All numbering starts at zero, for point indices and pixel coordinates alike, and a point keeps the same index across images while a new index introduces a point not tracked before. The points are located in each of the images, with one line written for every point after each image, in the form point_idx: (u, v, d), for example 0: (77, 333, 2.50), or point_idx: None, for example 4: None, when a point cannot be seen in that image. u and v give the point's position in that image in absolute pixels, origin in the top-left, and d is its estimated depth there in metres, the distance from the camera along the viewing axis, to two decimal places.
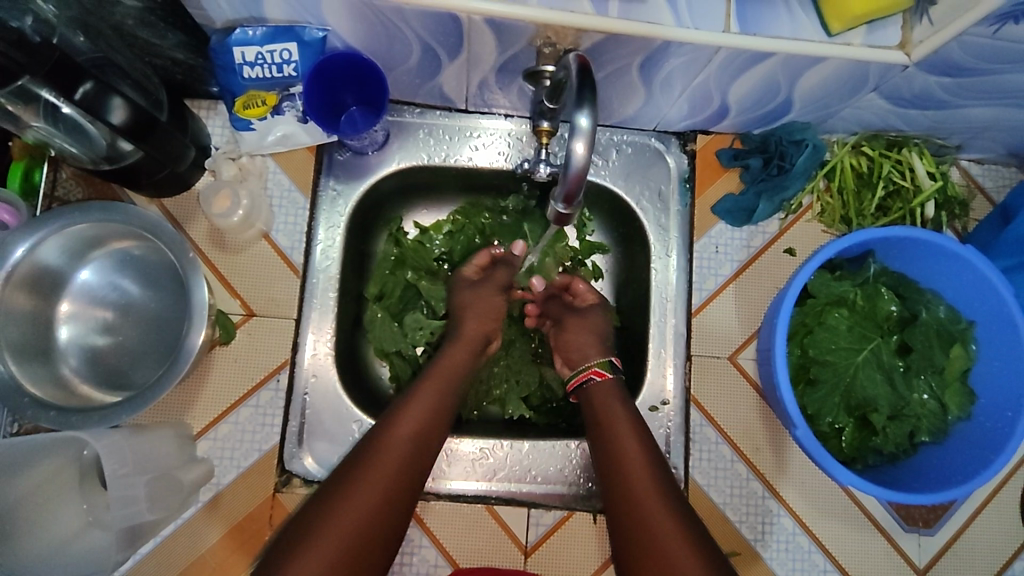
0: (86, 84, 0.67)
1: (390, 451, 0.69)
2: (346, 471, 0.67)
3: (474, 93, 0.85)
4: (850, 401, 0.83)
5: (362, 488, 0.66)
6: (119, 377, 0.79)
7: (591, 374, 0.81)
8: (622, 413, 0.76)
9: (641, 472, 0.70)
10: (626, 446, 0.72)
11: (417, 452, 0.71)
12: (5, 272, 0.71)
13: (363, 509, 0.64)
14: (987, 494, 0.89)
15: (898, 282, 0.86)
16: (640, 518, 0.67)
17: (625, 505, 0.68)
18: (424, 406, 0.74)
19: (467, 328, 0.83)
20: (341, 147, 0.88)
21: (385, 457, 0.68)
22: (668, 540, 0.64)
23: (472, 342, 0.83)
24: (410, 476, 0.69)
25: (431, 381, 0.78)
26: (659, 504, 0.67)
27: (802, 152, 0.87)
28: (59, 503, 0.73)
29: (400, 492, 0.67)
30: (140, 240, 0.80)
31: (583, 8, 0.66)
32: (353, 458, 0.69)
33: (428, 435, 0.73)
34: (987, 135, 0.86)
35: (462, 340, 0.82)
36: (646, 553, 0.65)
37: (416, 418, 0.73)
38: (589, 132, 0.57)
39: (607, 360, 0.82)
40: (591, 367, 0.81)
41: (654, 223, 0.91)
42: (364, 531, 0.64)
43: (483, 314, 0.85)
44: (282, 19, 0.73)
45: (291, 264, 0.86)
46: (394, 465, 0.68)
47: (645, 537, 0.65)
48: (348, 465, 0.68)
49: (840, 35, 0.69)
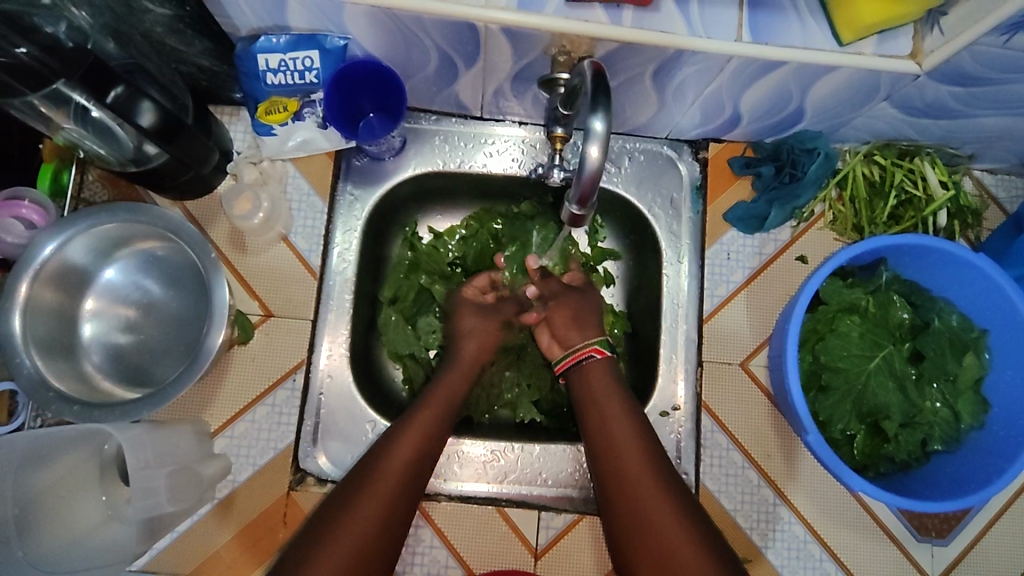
0: (117, 88, 0.70)
1: (394, 463, 0.71)
2: (354, 481, 0.70)
3: (489, 101, 0.87)
4: (862, 408, 0.83)
5: (370, 498, 0.68)
6: (140, 374, 0.81)
7: (591, 352, 0.81)
8: (624, 415, 0.76)
9: (645, 479, 0.70)
10: (626, 445, 0.73)
11: (420, 463, 0.73)
12: (34, 268, 0.74)
13: (372, 518, 0.67)
14: (1000, 506, 0.89)
15: (911, 290, 0.86)
16: (644, 518, 0.68)
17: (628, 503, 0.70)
18: (426, 419, 0.76)
19: (465, 353, 0.85)
20: (359, 153, 0.90)
21: (391, 467, 0.71)
22: (674, 540, 0.66)
23: (468, 366, 0.84)
24: (413, 487, 0.72)
25: (434, 396, 0.80)
26: (664, 503, 0.68)
27: (814, 160, 0.87)
28: (77, 496, 0.73)
29: (403, 502, 0.70)
30: (163, 240, 0.82)
31: (597, 18, 0.68)
32: (360, 468, 0.71)
33: (430, 447, 0.75)
34: (999, 145, 0.86)
35: (461, 364, 0.84)
36: (651, 553, 0.66)
37: (418, 429, 0.75)
38: (604, 137, 0.58)
39: (605, 339, 0.83)
40: (592, 346, 0.81)
41: (666, 230, 0.92)
42: (373, 538, 0.66)
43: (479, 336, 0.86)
44: (305, 28, 0.75)
45: (308, 266, 0.88)
46: (398, 476, 0.71)
47: (650, 536, 0.67)
48: (355, 476, 0.70)
49: (850, 45, 0.70)
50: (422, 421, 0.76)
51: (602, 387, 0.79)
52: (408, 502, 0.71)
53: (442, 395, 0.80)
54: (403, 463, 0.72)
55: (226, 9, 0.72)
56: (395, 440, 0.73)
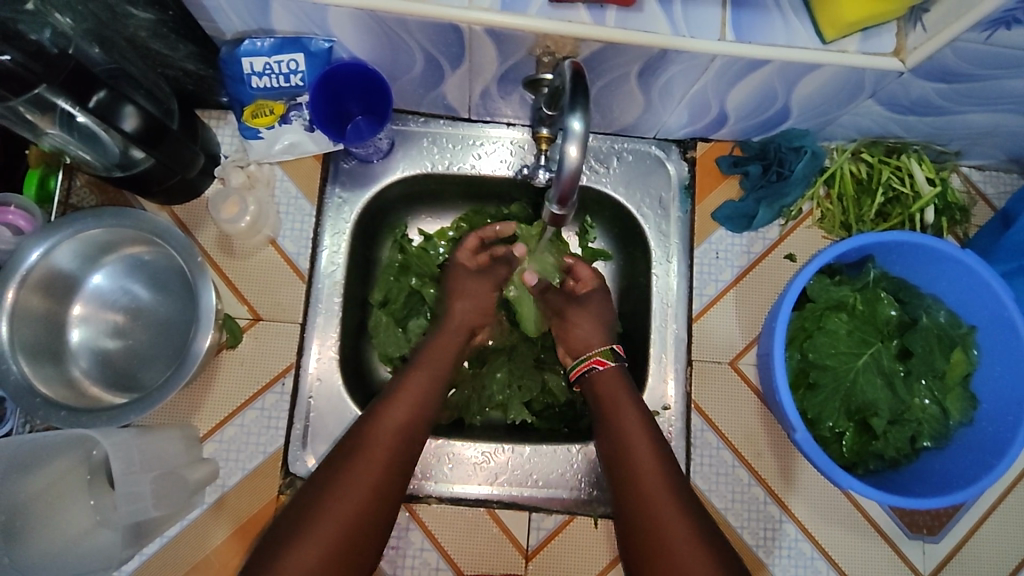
0: (100, 92, 0.69)
1: (385, 434, 0.72)
2: (342, 454, 0.70)
3: (477, 102, 0.87)
4: (851, 405, 0.83)
5: (359, 470, 0.68)
6: (128, 379, 0.81)
7: (592, 364, 0.83)
8: (628, 402, 0.78)
9: (650, 458, 0.73)
10: (625, 432, 0.75)
11: (403, 449, 0.72)
12: (21, 275, 0.74)
13: (358, 491, 0.67)
14: (994, 499, 0.89)
15: (898, 287, 0.86)
16: (641, 504, 0.70)
17: (628, 486, 0.72)
18: (416, 393, 0.76)
19: (454, 314, 0.86)
20: (347, 155, 0.90)
21: (381, 440, 0.71)
22: (666, 526, 0.67)
23: (460, 330, 0.85)
24: (399, 466, 0.71)
25: (422, 364, 0.80)
26: (659, 491, 0.70)
27: (801, 159, 0.88)
28: (67, 501, 0.74)
29: (393, 480, 0.70)
30: (151, 244, 0.82)
31: (581, 18, 0.68)
32: (341, 453, 0.70)
33: (420, 422, 0.75)
34: (986, 142, 0.86)
35: (447, 329, 0.85)
36: (645, 534, 0.68)
37: (403, 410, 0.74)
38: (582, 137, 0.58)
39: (610, 350, 0.83)
40: (592, 358, 0.83)
41: (655, 230, 0.92)
42: (361, 509, 0.66)
43: (479, 307, 0.87)
44: (290, 31, 0.75)
45: (297, 269, 0.88)
46: (390, 447, 0.71)
47: (646, 519, 0.69)
48: (343, 451, 0.70)
49: (834, 43, 0.70)
50: (407, 401, 0.75)
51: (611, 376, 0.81)
52: (398, 479, 0.70)
53: (434, 366, 0.80)
54: (385, 448, 0.70)
55: (211, 13, 0.72)
56: (377, 423, 0.72)
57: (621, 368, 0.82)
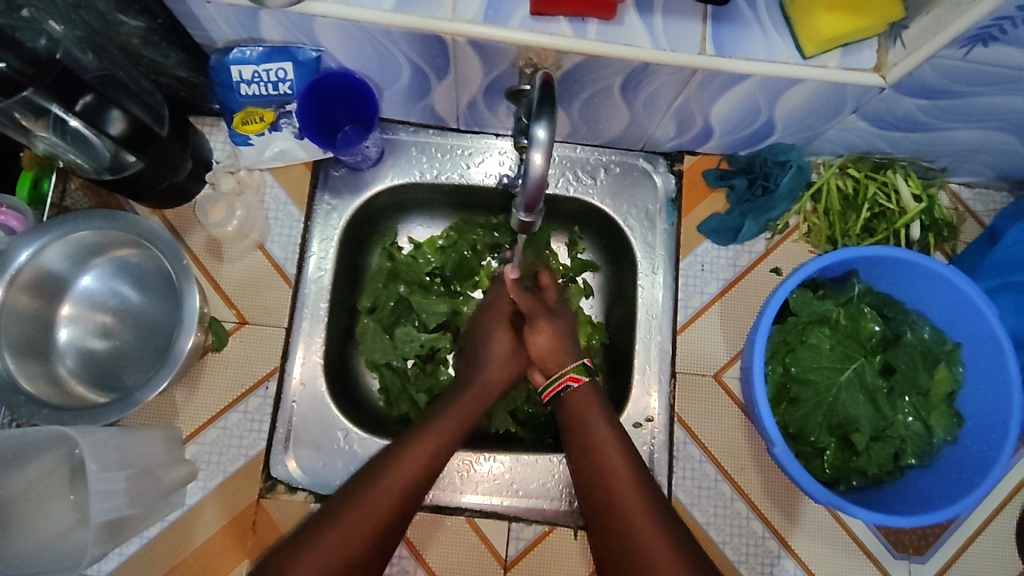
0: (88, 96, 0.71)
1: (398, 478, 0.69)
2: (348, 493, 0.67)
3: (466, 113, 0.88)
4: (832, 421, 0.82)
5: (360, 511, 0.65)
6: (112, 379, 0.82)
7: (568, 382, 0.79)
8: (605, 427, 0.75)
9: (627, 480, 0.71)
10: (603, 448, 0.74)
11: (419, 488, 0.70)
12: (10, 274, 0.75)
13: (360, 533, 0.64)
14: (982, 521, 0.87)
15: (883, 302, 0.85)
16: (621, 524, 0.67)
17: (605, 506, 0.70)
18: (434, 441, 0.74)
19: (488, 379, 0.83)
20: (336, 163, 0.91)
21: (389, 482, 0.68)
22: (650, 545, 0.64)
23: (488, 389, 0.82)
24: (412, 503, 0.69)
25: (450, 415, 0.77)
26: (641, 513, 0.67)
27: (786, 173, 0.88)
28: (48, 498, 0.76)
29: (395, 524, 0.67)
30: (139, 247, 0.83)
31: (563, 31, 0.69)
32: (353, 484, 0.68)
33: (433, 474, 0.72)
34: (974, 159, 0.86)
35: (479, 387, 0.82)
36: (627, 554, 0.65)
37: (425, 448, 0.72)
38: (546, 145, 0.58)
39: (582, 364, 0.80)
40: (565, 375, 0.79)
41: (641, 242, 0.93)
42: (355, 551, 0.63)
43: (509, 364, 0.84)
44: (278, 40, 0.76)
45: (284, 273, 0.89)
46: (397, 492, 0.68)
47: (624, 535, 0.66)
48: (347, 490, 0.67)
49: (814, 58, 0.70)
50: (429, 440, 0.73)
51: (588, 396, 0.79)
52: (398, 522, 0.67)
53: (454, 420, 0.77)
54: (405, 483, 0.69)
55: (202, 22, 0.74)
56: (396, 456, 0.71)
57: (594, 384, 0.80)
